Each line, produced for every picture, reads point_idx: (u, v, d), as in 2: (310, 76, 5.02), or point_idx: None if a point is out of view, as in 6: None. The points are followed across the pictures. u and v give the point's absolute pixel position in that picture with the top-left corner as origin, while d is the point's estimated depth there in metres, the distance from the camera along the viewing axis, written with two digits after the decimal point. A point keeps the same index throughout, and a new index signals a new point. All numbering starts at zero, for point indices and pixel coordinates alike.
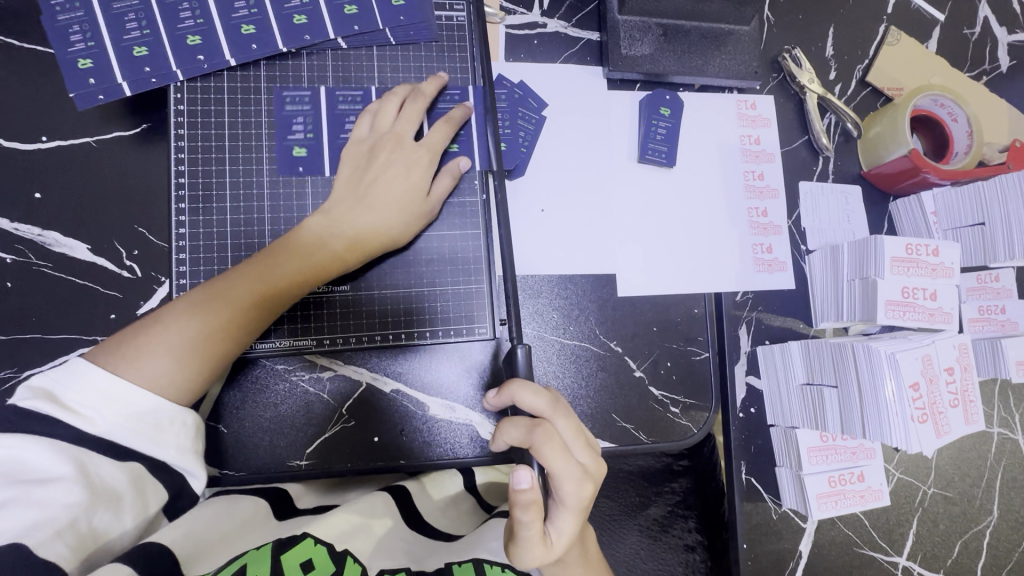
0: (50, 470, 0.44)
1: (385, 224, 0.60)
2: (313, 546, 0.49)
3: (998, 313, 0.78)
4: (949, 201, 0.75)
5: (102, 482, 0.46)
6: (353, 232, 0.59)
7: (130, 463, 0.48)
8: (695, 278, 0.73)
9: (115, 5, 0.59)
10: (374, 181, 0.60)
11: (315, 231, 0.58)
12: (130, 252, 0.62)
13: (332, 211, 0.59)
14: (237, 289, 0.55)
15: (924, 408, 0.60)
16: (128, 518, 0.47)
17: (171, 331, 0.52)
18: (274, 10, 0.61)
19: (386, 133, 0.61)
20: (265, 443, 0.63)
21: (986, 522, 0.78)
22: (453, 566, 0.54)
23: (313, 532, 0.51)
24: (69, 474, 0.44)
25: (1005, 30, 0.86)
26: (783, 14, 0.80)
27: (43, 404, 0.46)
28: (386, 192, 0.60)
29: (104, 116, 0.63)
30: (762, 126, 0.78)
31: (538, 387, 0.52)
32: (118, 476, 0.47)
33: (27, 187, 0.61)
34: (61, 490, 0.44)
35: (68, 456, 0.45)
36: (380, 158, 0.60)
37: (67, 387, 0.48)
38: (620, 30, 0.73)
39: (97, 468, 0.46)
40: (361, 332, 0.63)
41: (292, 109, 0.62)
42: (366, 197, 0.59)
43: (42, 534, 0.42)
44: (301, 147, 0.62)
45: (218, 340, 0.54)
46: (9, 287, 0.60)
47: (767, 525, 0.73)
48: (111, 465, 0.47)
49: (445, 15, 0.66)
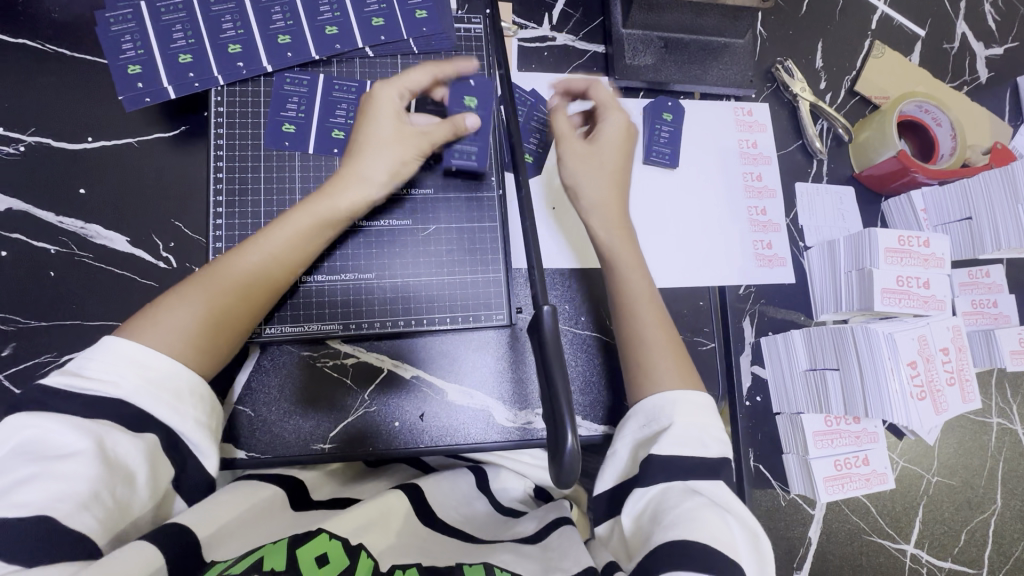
0: (71, 445, 0.45)
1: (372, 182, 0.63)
2: (328, 540, 0.49)
3: (991, 307, 0.81)
4: (937, 199, 0.79)
5: (119, 458, 0.47)
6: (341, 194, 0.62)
7: (144, 435, 0.49)
8: (699, 272, 0.77)
9: (164, 18, 0.64)
10: (361, 148, 0.63)
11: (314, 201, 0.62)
12: (167, 245, 0.66)
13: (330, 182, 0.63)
14: (243, 253, 0.59)
15: (922, 386, 0.64)
16: (145, 492, 0.49)
17: (191, 295, 0.56)
18: (308, 22, 0.67)
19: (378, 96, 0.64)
20: (290, 428, 0.66)
21: (991, 511, 0.79)
22: (464, 567, 0.51)
23: (329, 527, 0.51)
24: (90, 449, 0.45)
25: (982, 45, 0.93)
26: (775, 30, 0.86)
27: (71, 379, 0.49)
28: (370, 157, 0.62)
29: (145, 118, 0.68)
30: (759, 131, 0.83)
31: (604, 92, 0.74)
32: (135, 452, 0.48)
33: (72, 183, 0.65)
34: (84, 466, 0.45)
35: (88, 432, 0.46)
36: (366, 124, 0.63)
37: (90, 359, 0.50)
38: (624, 43, 0.79)
39: (114, 444, 0.47)
40: (381, 317, 0.66)
41: (290, 89, 0.66)
42: (357, 163, 0.62)
43: (67, 507, 0.43)
44: (339, 130, 0.67)
45: (233, 302, 0.58)
46: (52, 276, 0.63)
47: (776, 511, 0.75)
48: (127, 440, 0.48)
49: (464, 27, 0.72)
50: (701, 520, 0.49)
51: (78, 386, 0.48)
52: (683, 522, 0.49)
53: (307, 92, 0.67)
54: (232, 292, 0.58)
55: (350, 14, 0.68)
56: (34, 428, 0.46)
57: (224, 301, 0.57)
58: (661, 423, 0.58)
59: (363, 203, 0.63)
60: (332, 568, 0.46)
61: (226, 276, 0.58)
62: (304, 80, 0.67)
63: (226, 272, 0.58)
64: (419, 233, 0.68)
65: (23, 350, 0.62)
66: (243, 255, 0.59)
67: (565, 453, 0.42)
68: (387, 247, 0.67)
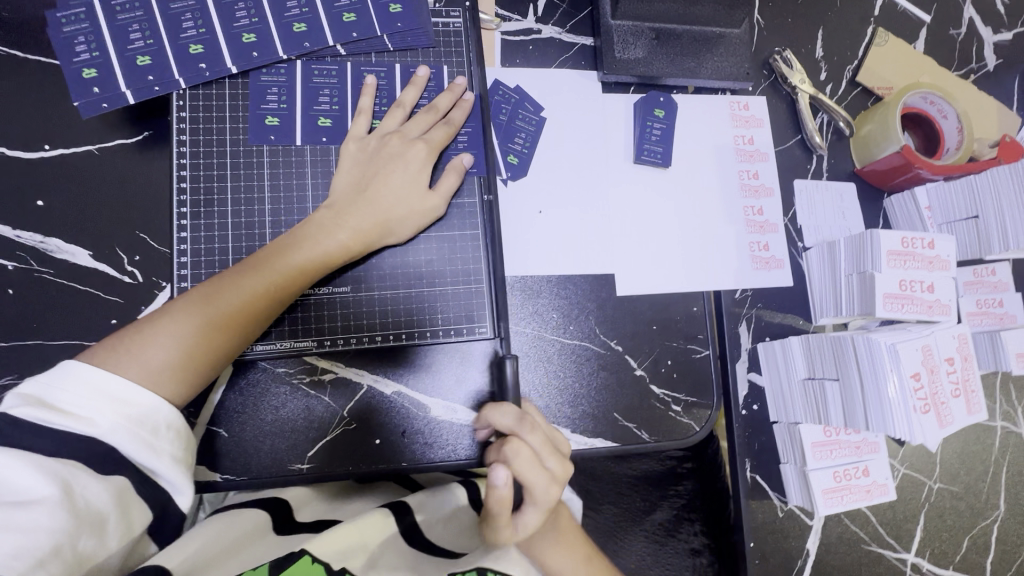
0: (33, 491, 0.43)
1: (386, 218, 0.61)
2: (310, 564, 0.46)
3: (996, 306, 0.78)
4: (942, 196, 0.75)
5: (87, 505, 0.45)
6: (359, 224, 0.60)
7: (114, 478, 0.47)
8: (693, 276, 0.73)
9: (120, 17, 0.60)
10: (377, 175, 0.61)
11: (320, 224, 0.59)
12: (132, 258, 0.63)
13: (337, 205, 0.60)
14: (251, 275, 0.56)
15: (925, 400, 0.61)
16: (115, 539, 0.46)
17: (181, 321, 0.53)
18: (274, 19, 0.63)
19: (391, 130, 0.63)
20: (266, 447, 0.63)
21: (994, 517, 0.77)
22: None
23: (310, 549, 0.48)
24: (55, 496, 0.43)
25: (990, 30, 0.88)
26: (772, 18, 0.82)
27: (37, 411, 0.46)
28: (386, 185, 0.61)
29: (105, 124, 0.64)
30: (756, 127, 0.79)
31: (507, 407, 0.58)
32: (103, 496, 0.46)
33: (30, 195, 0.62)
34: (45, 515, 0.42)
35: (53, 477, 0.44)
36: (385, 152, 0.62)
37: (59, 388, 0.47)
38: (613, 34, 0.75)
39: (83, 489, 0.45)
40: (368, 338, 0.63)
41: (268, 79, 0.63)
42: (370, 190, 0.61)
43: (22, 563, 0.40)
44: (325, 117, 0.64)
45: (228, 331, 0.55)
46: (10, 294, 0.60)
47: (773, 523, 0.72)
48: (95, 483, 0.46)
49: (442, 21, 0.68)
50: None
51: (49, 421, 0.46)
52: None
53: (287, 82, 0.63)
54: (228, 324, 0.55)
55: (319, 10, 0.64)
56: None
57: (224, 326, 0.54)
58: None
59: (377, 234, 0.61)
60: None
61: (231, 298, 0.55)
62: (282, 69, 0.63)
63: (221, 298, 0.55)
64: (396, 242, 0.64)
65: None
66: (243, 282, 0.56)
67: None
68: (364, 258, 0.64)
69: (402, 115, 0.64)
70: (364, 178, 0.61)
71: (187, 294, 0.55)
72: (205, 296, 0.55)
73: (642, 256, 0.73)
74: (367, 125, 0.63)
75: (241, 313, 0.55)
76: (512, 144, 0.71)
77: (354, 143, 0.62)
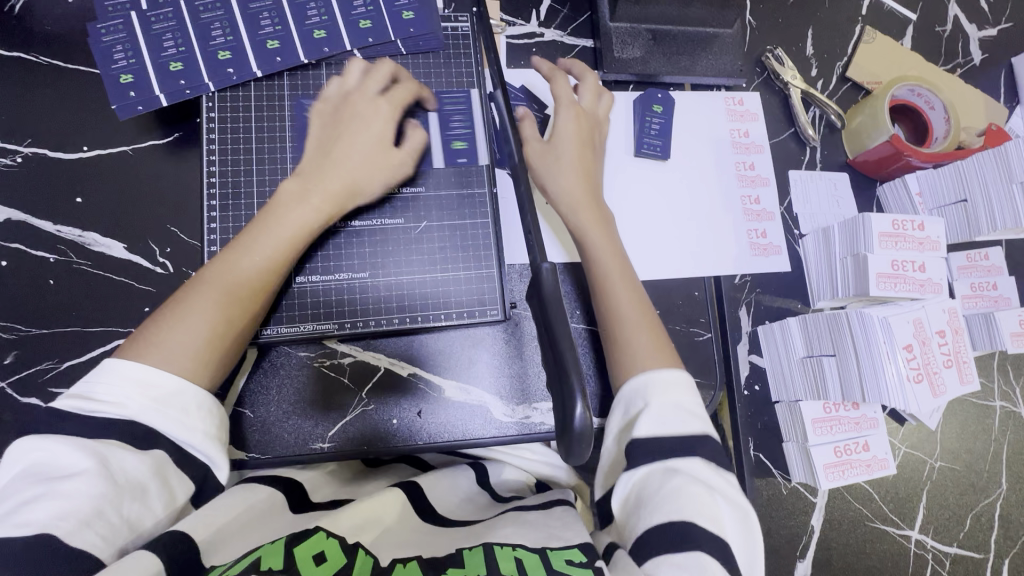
0: (73, 466, 0.47)
1: (355, 179, 0.63)
2: (325, 538, 0.49)
3: (991, 289, 0.81)
4: (932, 181, 0.78)
5: (126, 475, 0.48)
6: (327, 186, 0.62)
7: (152, 451, 0.50)
8: (692, 262, 0.77)
9: (154, 27, 0.65)
10: (342, 137, 0.64)
11: (290, 192, 0.61)
12: (164, 250, 0.67)
13: (304, 171, 0.63)
14: (239, 262, 0.58)
15: (918, 368, 0.64)
16: (157, 506, 0.50)
17: (194, 309, 0.56)
18: (296, 27, 0.67)
19: (353, 88, 0.66)
20: (291, 428, 0.66)
21: (996, 495, 0.79)
22: (463, 557, 0.50)
23: (325, 525, 0.51)
24: (93, 468, 0.47)
25: (975, 27, 0.92)
26: (764, 18, 0.86)
27: (76, 401, 0.50)
28: (352, 145, 0.63)
29: (139, 127, 0.69)
30: (750, 120, 0.83)
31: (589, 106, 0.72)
32: (141, 468, 0.49)
33: (69, 192, 0.66)
34: (88, 484, 0.46)
35: (91, 452, 0.47)
36: (348, 112, 0.64)
37: (95, 384, 0.51)
38: (612, 36, 0.79)
39: (120, 461, 0.48)
40: (373, 320, 0.66)
41: (292, 83, 0.68)
42: (336, 152, 0.63)
43: (71, 525, 0.44)
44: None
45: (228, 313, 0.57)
46: (51, 284, 0.64)
47: (777, 500, 0.74)
48: (132, 457, 0.49)
49: (451, 26, 0.72)
50: (685, 496, 0.51)
51: (86, 408, 0.50)
52: (668, 501, 0.51)
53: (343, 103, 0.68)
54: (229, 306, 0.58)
55: (337, 17, 0.68)
56: (39, 449, 0.47)
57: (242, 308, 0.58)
58: (638, 407, 0.57)
59: (347, 196, 0.63)
60: (329, 566, 0.47)
61: (221, 277, 0.58)
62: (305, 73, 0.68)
63: (216, 286, 0.57)
64: (411, 230, 0.68)
65: (24, 358, 0.63)
66: (236, 261, 0.58)
67: (576, 426, 0.39)
68: (380, 245, 0.68)
69: (361, 69, 0.66)
70: (332, 140, 0.64)
71: (199, 285, 0.57)
72: (212, 285, 0.57)
73: (645, 243, 0.76)
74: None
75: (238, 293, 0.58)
76: None
77: (316, 106, 0.65)
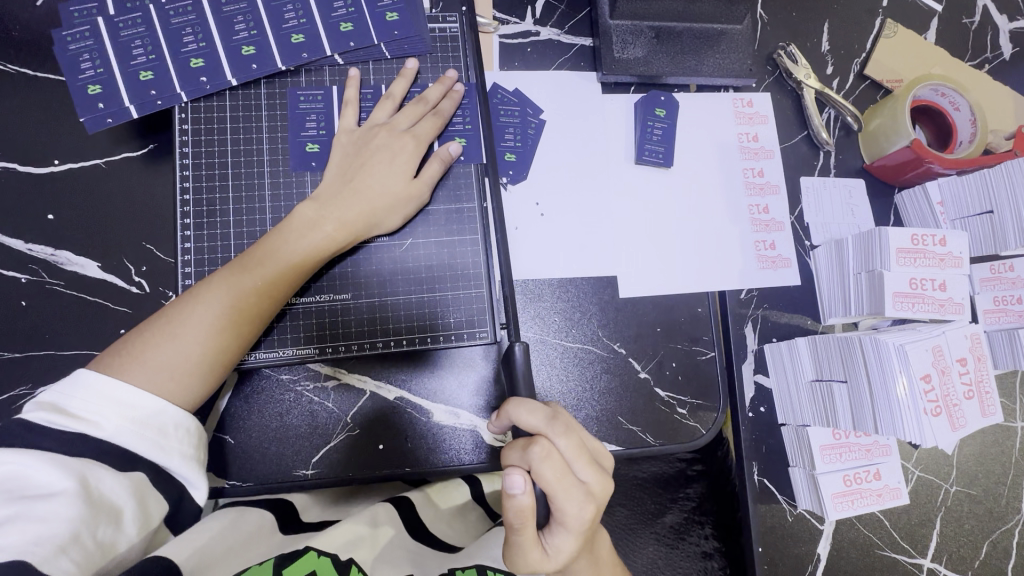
0: (51, 485, 0.44)
1: (372, 208, 0.61)
2: (317, 558, 0.48)
3: (1015, 304, 0.74)
4: (954, 190, 0.73)
5: (104, 496, 0.46)
6: (343, 214, 0.60)
7: (132, 473, 0.48)
8: (695, 277, 0.72)
9: (123, 33, 0.62)
10: (362, 168, 0.61)
11: (306, 217, 0.59)
12: (139, 269, 0.64)
13: (322, 196, 0.60)
14: (244, 276, 0.57)
15: (936, 401, 0.59)
16: (132, 529, 0.47)
17: (181, 325, 0.54)
18: (273, 31, 0.64)
19: (379, 122, 0.63)
20: (271, 453, 0.64)
21: (1015, 520, 0.75)
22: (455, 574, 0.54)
23: (316, 544, 0.50)
24: (72, 488, 0.44)
25: (1006, 18, 0.85)
26: (776, 12, 0.81)
27: (49, 415, 0.47)
28: (371, 177, 0.61)
29: (112, 138, 0.65)
30: (760, 124, 0.78)
31: (535, 405, 0.52)
32: (120, 489, 0.47)
33: (40, 209, 0.64)
34: (66, 505, 0.43)
35: (70, 471, 0.45)
36: (373, 144, 0.62)
37: (71, 395, 0.49)
38: (612, 34, 0.74)
39: (99, 482, 0.46)
40: (373, 342, 0.64)
41: (270, 91, 0.64)
42: (356, 181, 0.61)
43: (45, 550, 0.41)
44: (313, 143, 0.64)
45: (223, 330, 0.55)
46: (23, 306, 0.62)
47: (782, 527, 0.71)
48: (112, 477, 0.47)
49: (438, 27, 0.68)
50: None
51: (59, 424, 0.47)
52: None
53: (324, 108, 0.64)
54: (226, 324, 0.55)
55: (317, 20, 0.64)
56: (8, 465, 0.44)
57: (239, 317, 0.56)
58: None
59: (363, 225, 0.61)
60: None
61: (225, 296, 0.56)
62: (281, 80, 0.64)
63: (214, 304, 0.55)
64: (396, 248, 0.65)
65: None
66: (237, 279, 0.56)
67: None
68: (365, 265, 0.64)
69: (392, 106, 0.64)
70: (351, 169, 0.61)
71: (209, 280, 0.57)
72: (216, 286, 0.56)
73: (646, 257, 0.72)
74: (354, 118, 0.64)
75: (238, 315, 0.56)
76: (504, 142, 0.71)
77: (344, 135, 0.63)
